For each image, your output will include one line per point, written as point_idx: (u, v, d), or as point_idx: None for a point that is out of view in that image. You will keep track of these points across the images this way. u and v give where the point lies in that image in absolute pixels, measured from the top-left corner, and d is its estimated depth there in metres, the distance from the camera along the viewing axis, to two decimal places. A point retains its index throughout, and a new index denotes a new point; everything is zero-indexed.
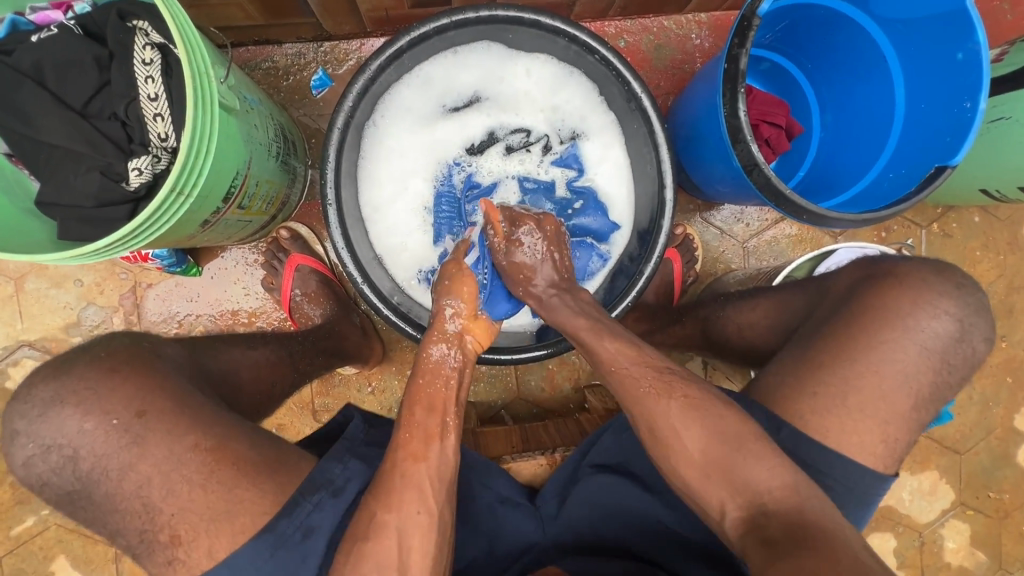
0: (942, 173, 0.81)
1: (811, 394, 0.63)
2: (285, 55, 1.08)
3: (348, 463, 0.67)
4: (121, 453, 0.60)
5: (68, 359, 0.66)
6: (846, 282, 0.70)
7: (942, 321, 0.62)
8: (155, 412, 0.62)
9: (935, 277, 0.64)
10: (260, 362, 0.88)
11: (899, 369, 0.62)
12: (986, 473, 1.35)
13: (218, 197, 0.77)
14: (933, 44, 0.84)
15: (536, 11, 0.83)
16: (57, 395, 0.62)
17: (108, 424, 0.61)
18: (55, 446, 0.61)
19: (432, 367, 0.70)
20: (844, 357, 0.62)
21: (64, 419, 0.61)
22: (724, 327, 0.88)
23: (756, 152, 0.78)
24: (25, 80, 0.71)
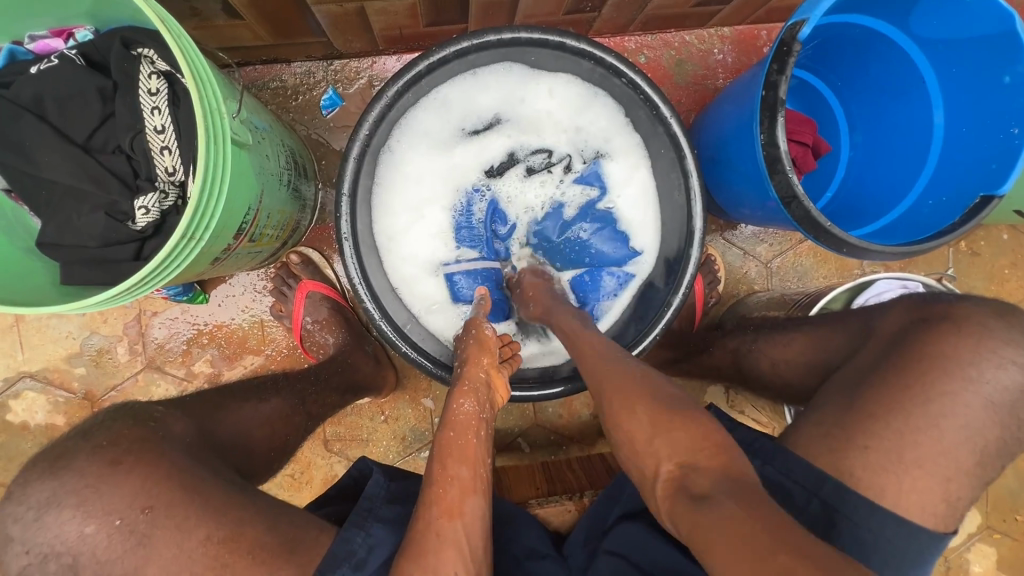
0: (988, 203, 0.77)
1: (865, 446, 0.61)
2: (295, 74, 1.04)
3: (371, 530, 0.62)
4: (126, 559, 0.54)
5: (65, 447, 0.59)
6: (892, 326, 0.70)
7: (1001, 372, 0.61)
8: (162, 506, 0.56)
9: (991, 325, 0.64)
10: (271, 417, 0.84)
11: (961, 423, 0.61)
12: (1013, 495, 1.32)
13: (229, 233, 0.73)
14: (979, 67, 0.80)
15: (561, 32, 0.79)
16: (54, 497, 0.55)
17: (111, 525, 0.55)
18: (52, 554, 0.54)
19: (463, 420, 0.66)
20: (898, 408, 0.62)
21: (62, 521, 0.55)
22: (757, 361, 0.88)
23: (795, 182, 0.74)
24: (24, 113, 0.67)
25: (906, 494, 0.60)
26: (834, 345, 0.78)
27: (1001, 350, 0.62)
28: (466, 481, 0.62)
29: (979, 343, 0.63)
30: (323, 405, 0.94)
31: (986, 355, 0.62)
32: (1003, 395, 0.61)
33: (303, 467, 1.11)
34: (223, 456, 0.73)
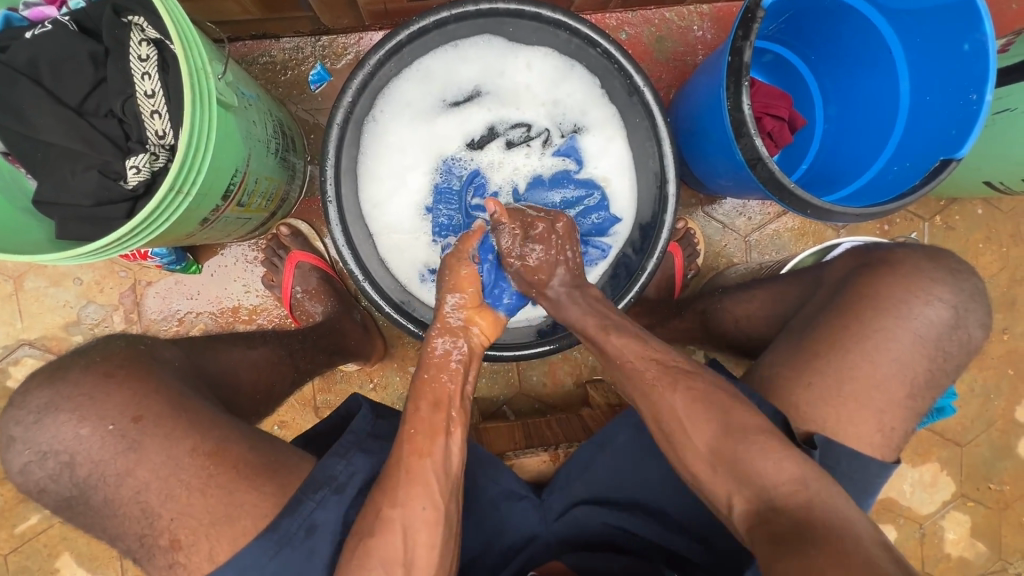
0: (947, 166, 0.80)
1: (810, 384, 0.67)
2: (283, 50, 1.07)
3: (353, 453, 0.67)
4: (117, 460, 0.60)
5: (62, 363, 0.65)
6: (840, 273, 0.75)
7: (932, 307, 0.66)
8: (151, 417, 0.62)
9: (925, 266, 0.69)
10: (260, 362, 0.87)
11: (894, 356, 0.66)
12: (986, 464, 1.35)
13: (217, 195, 0.76)
14: (940, 35, 0.83)
15: (537, 3, 0.82)
16: (52, 402, 0.61)
17: (106, 428, 0.60)
18: (52, 452, 0.60)
19: (437, 362, 0.68)
20: (839, 347, 0.67)
21: (59, 426, 0.60)
22: (721, 318, 0.92)
23: (760, 145, 0.77)
24: (20, 77, 0.70)
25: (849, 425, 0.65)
26: (788, 298, 0.83)
27: (930, 290, 0.67)
28: (438, 424, 0.65)
29: (911, 284, 0.68)
30: (311, 359, 0.97)
31: (917, 294, 0.67)
32: (931, 329, 0.66)
33: (294, 433, 1.14)
34: (213, 388, 0.77)
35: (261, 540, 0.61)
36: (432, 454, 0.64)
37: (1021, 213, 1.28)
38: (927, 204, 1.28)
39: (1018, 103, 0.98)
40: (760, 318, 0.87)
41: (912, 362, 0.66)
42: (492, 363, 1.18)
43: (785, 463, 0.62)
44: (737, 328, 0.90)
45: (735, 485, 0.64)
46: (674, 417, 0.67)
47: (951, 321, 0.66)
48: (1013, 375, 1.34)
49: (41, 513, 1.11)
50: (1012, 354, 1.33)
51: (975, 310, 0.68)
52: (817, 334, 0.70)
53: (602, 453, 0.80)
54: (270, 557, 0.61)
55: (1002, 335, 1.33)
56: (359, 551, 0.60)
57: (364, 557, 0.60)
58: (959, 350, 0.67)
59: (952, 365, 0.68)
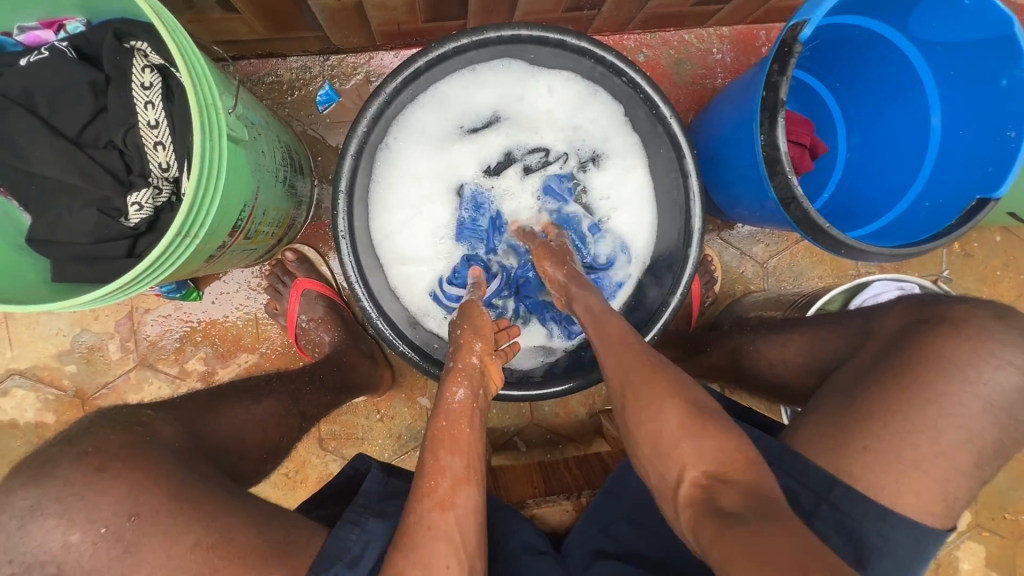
0: (984, 206, 0.77)
1: (864, 446, 0.60)
2: (290, 69, 1.03)
3: (365, 525, 0.61)
4: (113, 567, 0.51)
5: (50, 454, 0.55)
6: (894, 325, 0.68)
7: (1005, 372, 0.59)
8: (150, 514, 0.53)
9: (996, 324, 0.61)
10: (264, 418, 0.80)
11: (960, 423, 0.58)
12: (1002, 494, 1.34)
13: (225, 230, 0.72)
14: (977, 69, 0.80)
15: (561, 30, 0.78)
16: (37, 504, 0.51)
17: (96, 533, 0.51)
18: (34, 565, 0.50)
19: (455, 410, 0.65)
20: (898, 411, 0.60)
21: (48, 531, 0.51)
22: (755, 361, 0.87)
23: (794, 184, 0.74)
24: (13, 106, 0.65)
25: (906, 494, 0.58)
26: (836, 347, 0.76)
27: (1000, 352, 0.59)
28: (460, 472, 0.61)
29: (979, 344, 0.61)
30: (317, 409, 0.91)
31: (988, 355, 0.59)
32: (1002, 396, 0.59)
33: (298, 465, 1.10)
34: (222, 458, 0.69)
35: None
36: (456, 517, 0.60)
37: None
38: None
39: None
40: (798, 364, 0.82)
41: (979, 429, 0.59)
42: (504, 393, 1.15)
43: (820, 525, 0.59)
44: (774, 371, 0.84)
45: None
46: None
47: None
48: None
49: None
50: None
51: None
52: (871, 391, 0.63)
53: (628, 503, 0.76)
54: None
55: None
56: None
57: None
58: None
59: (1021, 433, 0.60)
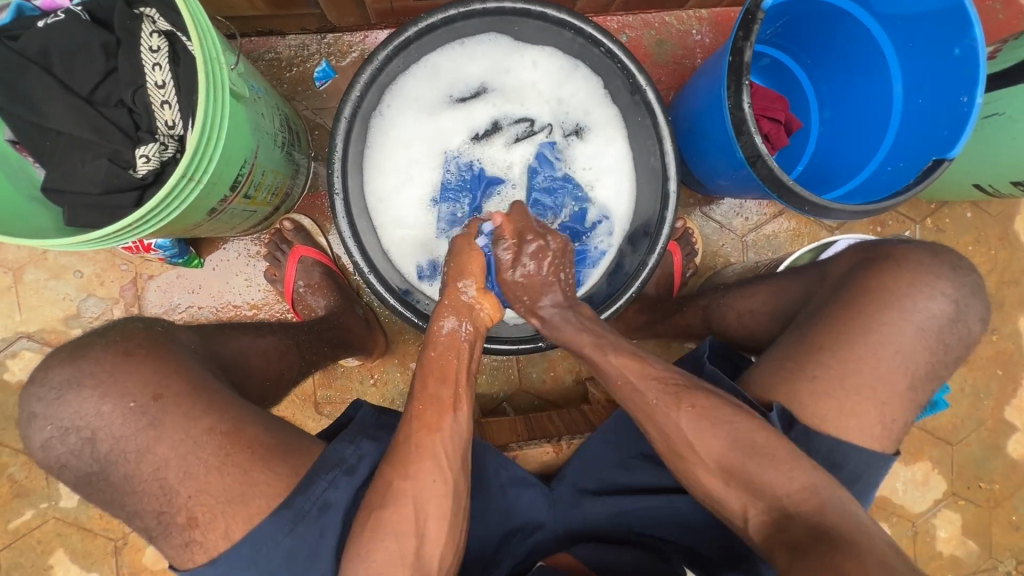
0: (939, 165, 0.82)
1: (812, 376, 0.67)
2: (289, 47, 1.08)
3: (359, 444, 0.68)
4: (138, 436, 0.60)
5: (84, 341, 0.65)
6: (844, 267, 0.75)
7: (937, 302, 0.66)
8: (172, 395, 0.62)
9: (930, 261, 0.69)
10: (267, 349, 0.88)
11: (893, 348, 0.66)
12: (977, 463, 1.38)
13: (225, 185, 0.77)
14: (933, 40, 0.86)
15: (542, 3, 0.84)
16: (74, 378, 0.61)
17: (125, 406, 0.61)
18: (73, 427, 0.60)
19: (444, 340, 0.71)
20: (843, 340, 0.67)
21: (82, 402, 0.60)
22: (724, 314, 0.92)
23: (759, 143, 0.79)
24: (30, 65, 0.70)
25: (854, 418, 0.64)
26: (791, 292, 0.83)
27: (932, 284, 0.67)
28: (446, 400, 0.67)
29: (915, 278, 0.68)
30: (318, 353, 0.97)
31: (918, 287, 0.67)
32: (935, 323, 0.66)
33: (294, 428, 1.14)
34: (228, 372, 0.78)
35: (271, 525, 0.61)
36: (442, 430, 0.66)
37: (1008, 217, 1.32)
38: (917, 207, 1.31)
39: (1007, 107, 1.00)
40: (764, 313, 0.87)
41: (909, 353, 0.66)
42: (492, 359, 1.19)
43: (778, 450, 0.64)
44: (740, 322, 0.90)
45: (736, 473, 0.66)
46: (681, 426, 0.68)
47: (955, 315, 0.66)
48: (1003, 376, 1.38)
49: (36, 509, 1.10)
50: (1001, 355, 1.36)
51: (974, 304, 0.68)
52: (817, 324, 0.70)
53: (606, 442, 0.82)
54: (285, 532, 0.61)
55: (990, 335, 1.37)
56: (368, 533, 0.61)
57: (373, 542, 0.61)
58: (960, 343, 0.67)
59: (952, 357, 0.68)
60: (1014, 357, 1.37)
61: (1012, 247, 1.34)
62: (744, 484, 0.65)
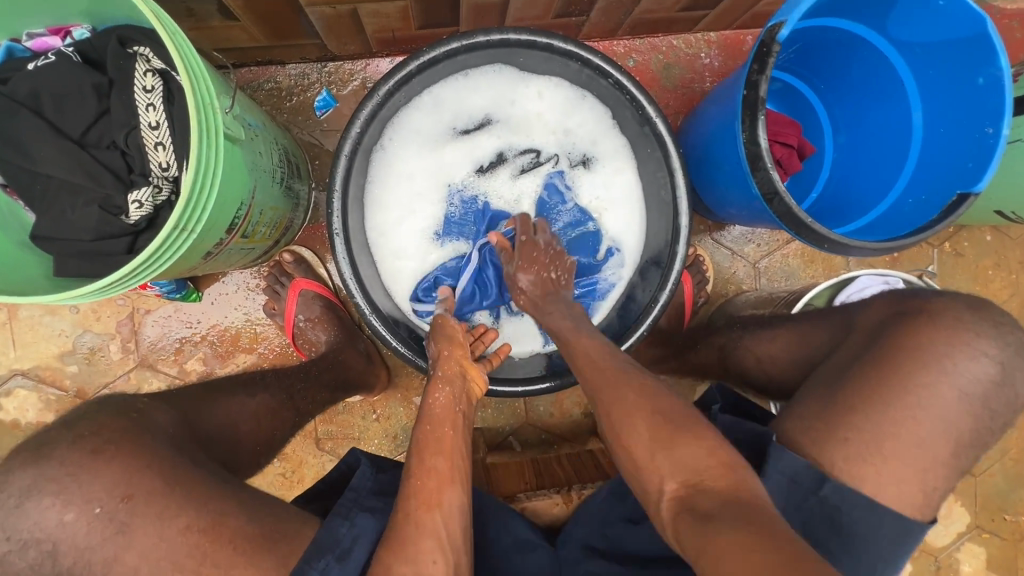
0: (964, 201, 0.79)
1: (845, 438, 0.61)
2: (289, 76, 1.05)
3: (356, 519, 0.63)
4: (106, 546, 0.56)
5: (45, 439, 0.59)
6: (876, 319, 0.71)
7: (980, 363, 0.62)
8: (141, 497, 0.57)
9: (972, 317, 0.65)
10: (259, 410, 0.84)
11: (936, 413, 0.61)
12: (1001, 494, 1.33)
13: (221, 228, 0.74)
14: (955, 69, 0.82)
15: (548, 34, 0.81)
16: (35, 484, 0.56)
17: (91, 513, 0.56)
18: (32, 541, 0.56)
19: (438, 414, 0.69)
20: (879, 401, 0.62)
21: (43, 510, 0.56)
22: (743, 358, 0.89)
23: (776, 179, 0.76)
24: (20, 109, 0.68)
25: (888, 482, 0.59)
26: (812, 339, 0.79)
27: (975, 343, 0.62)
28: (444, 472, 0.64)
29: (955, 336, 0.63)
30: (313, 400, 0.95)
31: (960, 347, 0.62)
32: (978, 387, 0.61)
33: (295, 465, 1.11)
34: (212, 450, 0.73)
35: None
36: (441, 506, 0.61)
37: None
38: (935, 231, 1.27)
39: None
40: (785, 361, 0.83)
41: (955, 421, 0.61)
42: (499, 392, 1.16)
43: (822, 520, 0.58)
44: (760, 368, 0.86)
45: None
46: None
47: (999, 380, 0.62)
48: None
49: None
50: None
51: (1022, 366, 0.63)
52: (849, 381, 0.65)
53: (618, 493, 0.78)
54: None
55: None
56: None
57: None
58: (1005, 408, 0.62)
59: (997, 423, 0.63)
60: None
61: None
62: None
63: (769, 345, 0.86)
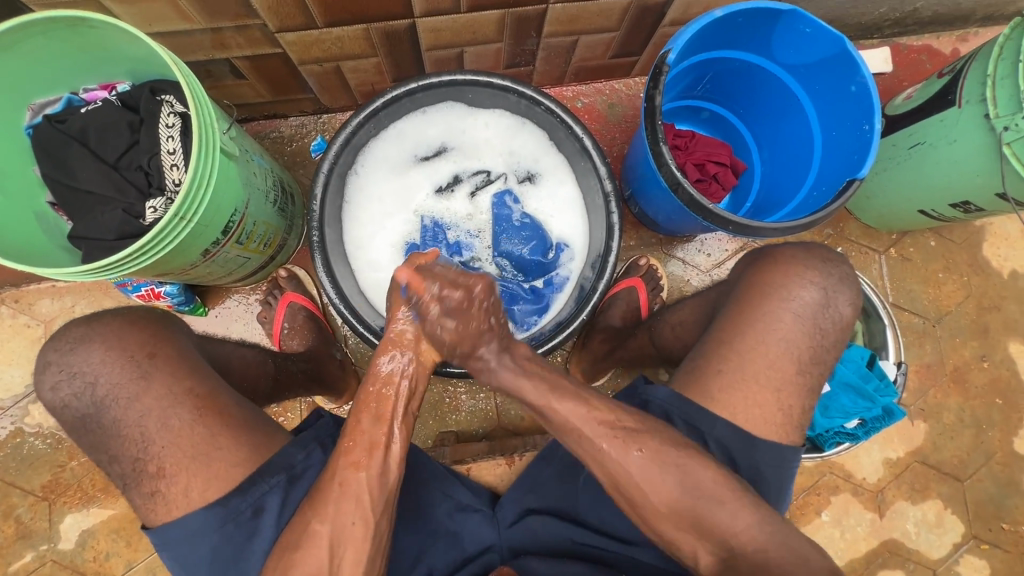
0: (852, 185, 0.90)
1: (718, 368, 0.76)
2: (290, 127, 1.27)
3: (310, 452, 0.76)
4: (129, 384, 0.71)
5: (97, 314, 0.78)
6: (739, 270, 0.87)
7: (807, 289, 0.78)
8: (162, 354, 0.74)
9: (805, 256, 0.81)
10: (247, 358, 0.98)
11: (779, 335, 0.76)
12: (994, 501, 1.30)
13: (216, 230, 0.90)
14: (834, 81, 0.97)
15: (487, 73, 0.99)
16: (87, 334, 0.74)
17: (125, 358, 0.73)
18: (80, 373, 0.72)
19: (383, 378, 0.71)
20: (735, 331, 0.78)
21: (89, 353, 0.73)
22: (662, 331, 1.02)
23: (677, 172, 0.90)
24: (71, 141, 0.88)
25: None
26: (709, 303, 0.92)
27: (803, 274, 0.78)
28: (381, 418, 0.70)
29: (790, 271, 0.79)
30: (290, 379, 1.05)
31: (794, 278, 0.78)
32: (808, 308, 0.77)
33: None
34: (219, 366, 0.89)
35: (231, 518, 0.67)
36: (368, 467, 0.68)
37: (974, 243, 1.36)
38: (879, 238, 1.35)
39: (928, 137, 1.07)
40: (690, 323, 0.96)
41: (796, 341, 0.76)
42: (470, 397, 1.24)
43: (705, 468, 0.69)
44: (675, 334, 0.99)
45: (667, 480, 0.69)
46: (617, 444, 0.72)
47: (822, 302, 0.77)
48: (1003, 404, 1.33)
49: (35, 551, 1.16)
50: (995, 382, 1.32)
51: (845, 291, 0.79)
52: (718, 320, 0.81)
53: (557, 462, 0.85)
54: (214, 529, 0.68)
55: (982, 363, 1.34)
56: (313, 543, 0.65)
57: (317, 551, 0.65)
58: (834, 325, 0.77)
59: (832, 339, 0.78)
60: (1011, 385, 1.33)
61: (985, 273, 1.36)
62: (675, 492, 0.69)
63: (681, 315, 1.00)
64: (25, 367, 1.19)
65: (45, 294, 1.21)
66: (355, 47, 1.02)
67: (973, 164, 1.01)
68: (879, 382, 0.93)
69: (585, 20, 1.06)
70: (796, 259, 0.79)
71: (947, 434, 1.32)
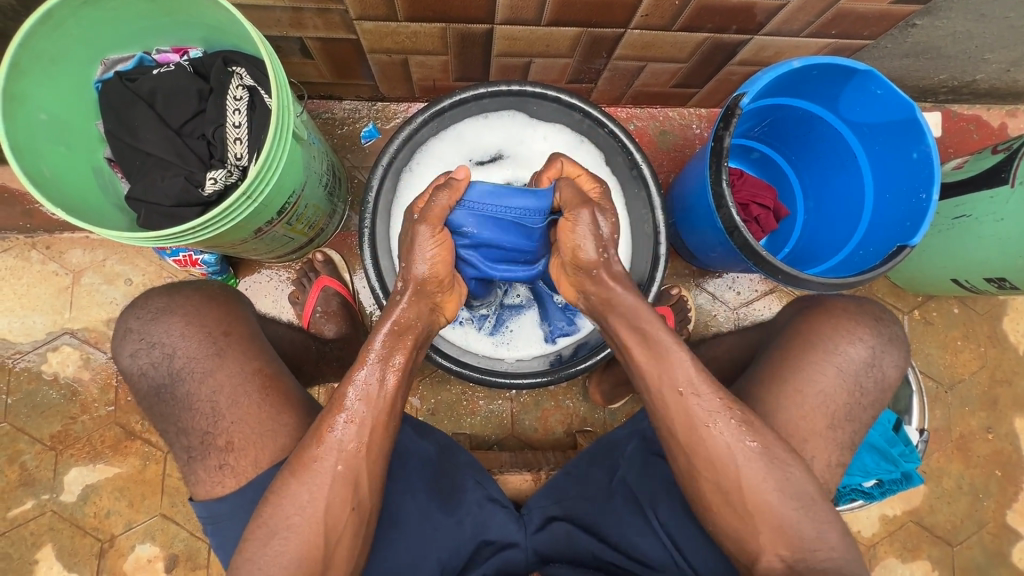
0: (902, 251, 0.91)
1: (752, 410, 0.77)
2: (343, 110, 1.27)
3: None
4: (206, 360, 0.77)
5: (175, 285, 0.85)
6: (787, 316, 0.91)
7: (856, 347, 0.81)
8: (236, 334, 0.81)
9: (857, 310, 0.85)
10: (297, 341, 1.05)
11: (820, 389, 0.79)
12: (979, 569, 1.33)
13: (273, 210, 0.90)
14: (897, 144, 0.98)
15: (558, 89, 0.99)
16: (168, 305, 0.80)
17: (202, 334, 0.79)
18: (159, 343, 0.78)
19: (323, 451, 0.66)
20: (774, 377, 0.81)
21: (170, 325, 0.79)
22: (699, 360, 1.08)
23: (736, 216, 0.91)
24: (139, 101, 0.87)
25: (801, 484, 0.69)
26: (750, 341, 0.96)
27: (853, 330, 0.82)
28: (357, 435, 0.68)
29: (841, 326, 0.83)
30: (325, 363, 1.10)
31: (843, 333, 0.82)
32: (855, 365, 0.81)
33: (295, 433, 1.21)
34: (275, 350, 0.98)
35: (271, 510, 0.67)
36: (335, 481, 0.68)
37: (996, 317, 1.38)
38: (905, 299, 1.37)
39: (974, 211, 1.09)
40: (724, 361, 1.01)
41: (834, 395, 0.79)
42: (488, 402, 1.25)
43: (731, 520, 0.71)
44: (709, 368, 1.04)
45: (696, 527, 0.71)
46: None
47: (868, 361, 0.81)
48: (1001, 477, 1.36)
49: (36, 499, 1.15)
50: (996, 454, 1.35)
51: (892, 353, 0.83)
52: (761, 362, 0.84)
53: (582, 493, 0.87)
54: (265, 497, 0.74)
55: (986, 433, 1.36)
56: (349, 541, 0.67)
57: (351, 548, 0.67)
58: (875, 386, 0.81)
59: (870, 398, 0.81)
60: (1011, 460, 1.36)
61: (1004, 346, 1.38)
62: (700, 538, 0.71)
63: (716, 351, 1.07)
64: (48, 314, 1.18)
65: (78, 244, 1.20)
66: (428, 44, 1.02)
67: (1015, 245, 1.03)
68: (904, 448, 1.00)
69: (658, 49, 1.06)
70: (851, 316, 0.83)
71: (943, 498, 1.34)
